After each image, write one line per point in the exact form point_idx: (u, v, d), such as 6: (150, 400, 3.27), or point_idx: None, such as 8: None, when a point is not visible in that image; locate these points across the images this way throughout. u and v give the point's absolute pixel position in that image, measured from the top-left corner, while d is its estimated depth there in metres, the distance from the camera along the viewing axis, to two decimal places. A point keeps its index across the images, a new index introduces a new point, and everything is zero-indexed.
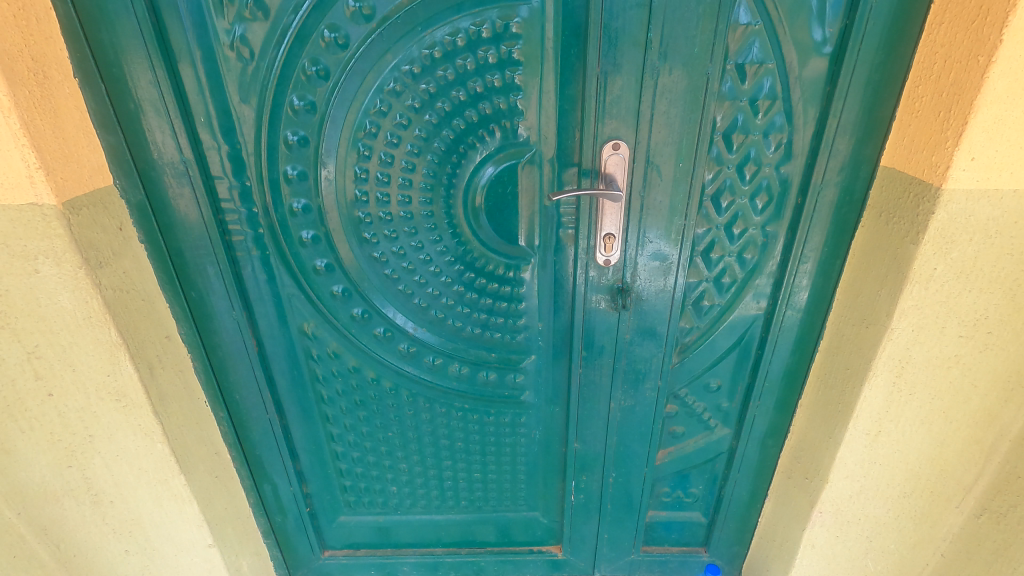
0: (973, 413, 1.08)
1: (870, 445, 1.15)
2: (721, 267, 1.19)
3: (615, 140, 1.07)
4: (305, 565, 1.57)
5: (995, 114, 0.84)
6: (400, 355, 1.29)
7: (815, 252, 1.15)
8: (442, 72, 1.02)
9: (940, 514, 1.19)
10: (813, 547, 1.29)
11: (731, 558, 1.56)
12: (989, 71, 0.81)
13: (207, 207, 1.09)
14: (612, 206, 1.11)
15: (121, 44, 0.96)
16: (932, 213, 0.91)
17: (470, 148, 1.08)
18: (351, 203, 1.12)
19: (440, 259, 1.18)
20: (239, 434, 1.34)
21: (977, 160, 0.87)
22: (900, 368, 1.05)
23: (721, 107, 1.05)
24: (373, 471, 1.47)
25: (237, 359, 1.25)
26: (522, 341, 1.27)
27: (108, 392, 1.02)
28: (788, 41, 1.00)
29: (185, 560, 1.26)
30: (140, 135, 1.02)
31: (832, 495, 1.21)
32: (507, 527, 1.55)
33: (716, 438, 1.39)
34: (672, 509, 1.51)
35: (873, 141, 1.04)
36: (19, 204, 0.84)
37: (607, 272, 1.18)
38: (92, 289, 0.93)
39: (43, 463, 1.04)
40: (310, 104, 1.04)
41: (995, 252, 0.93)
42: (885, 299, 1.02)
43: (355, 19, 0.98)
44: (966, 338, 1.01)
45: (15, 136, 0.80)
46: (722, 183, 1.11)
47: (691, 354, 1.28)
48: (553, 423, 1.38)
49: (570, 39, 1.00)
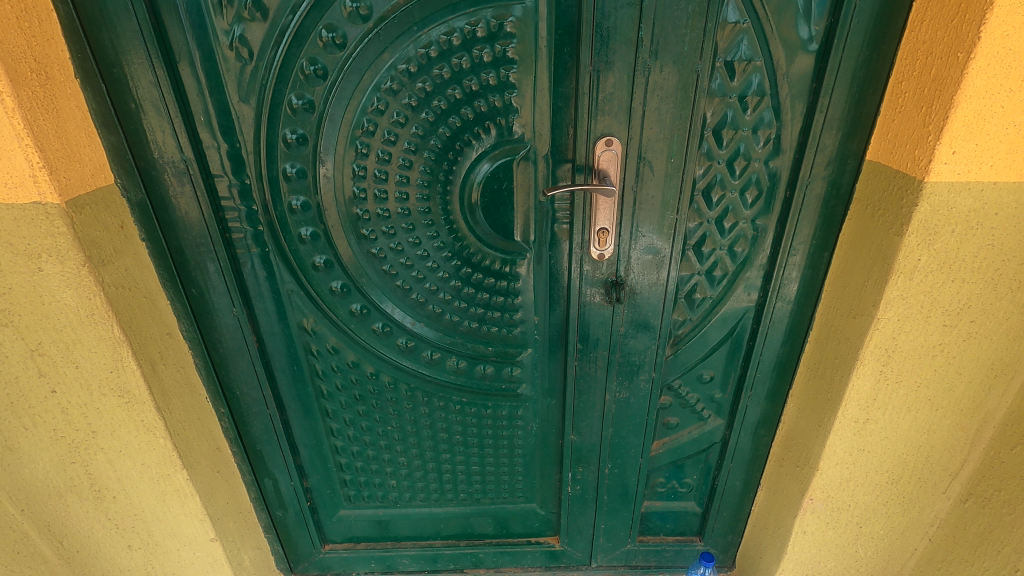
0: (959, 401, 1.11)
1: (858, 434, 1.18)
2: (712, 259, 1.22)
3: (607, 136, 1.09)
4: (306, 559, 1.59)
5: (975, 109, 0.87)
6: (399, 351, 1.31)
7: (804, 244, 1.18)
8: (438, 71, 1.04)
9: (928, 500, 1.22)
10: (805, 534, 1.31)
11: (725, 546, 1.59)
12: (968, 67, 0.84)
13: (207, 206, 1.11)
14: (606, 201, 1.14)
15: (122, 45, 0.97)
16: (915, 205, 0.93)
17: (466, 145, 1.10)
18: (350, 201, 1.14)
19: (437, 255, 1.20)
20: (240, 429, 1.36)
21: (959, 154, 0.90)
22: (888, 357, 1.08)
23: (710, 103, 1.07)
24: (373, 464, 1.49)
25: (238, 354, 1.26)
26: (519, 335, 1.29)
27: (111, 389, 1.04)
28: (776, 39, 1.02)
29: (187, 554, 1.27)
30: (140, 135, 1.04)
31: (823, 483, 1.24)
32: (506, 518, 1.57)
33: (709, 429, 1.42)
34: (667, 500, 1.53)
35: (859, 136, 1.07)
36: (23, 204, 0.86)
37: (601, 266, 1.21)
38: (95, 287, 0.94)
39: (47, 459, 1.07)
40: (308, 103, 1.05)
41: (977, 243, 0.96)
42: (871, 289, 1.05)
43: (353, 19, 1.00)
44: (951, 326, 1.04)
45: (20, 135, 0.81)
46: (712, 178, 1.14)
47: (684, 347, 1.31)
48: (550, 415, 1.40)
49: (563, 38, 1.02)
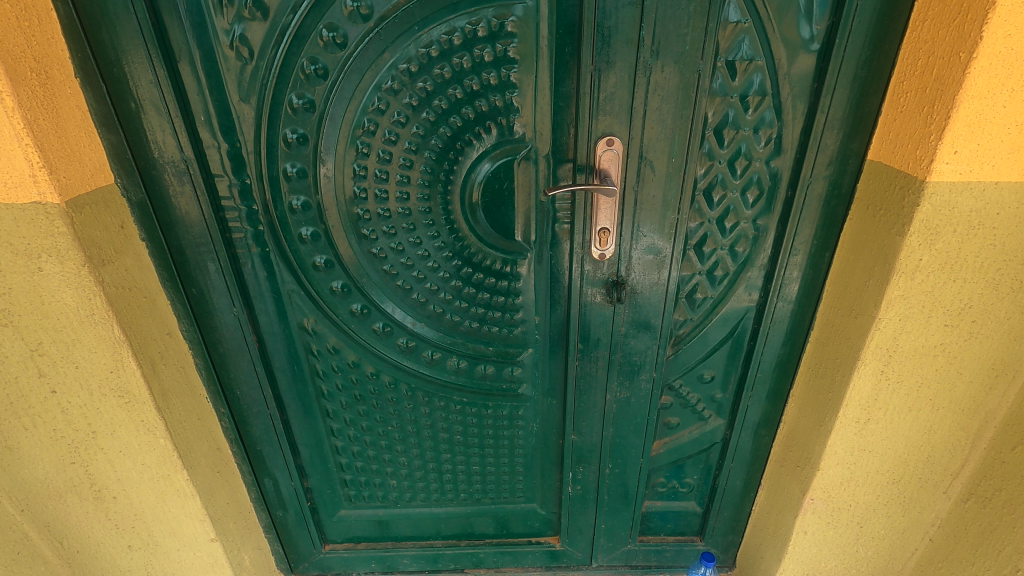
0: (960, 401, 1.11)
1: (858, 434, 1.18)
2: (713, 259, 1.22)
3: (608, 136, 1.09)
4: (306, 559, 1.59)
5: (976, 109, 0.87)
6: (400, 351, 1.31)
7: (805, 244, 1.18)
8: (439, 70, 1.04)
9: (929, 500, 1.22)
10: (805, 534, 1.31)
11: (726, 546, 1.59)
12: (970, 67, 0.84)
13: (207, 206, 1.11)
14: (607, 201, 1.14)
15: (122, 44, 0.97)
16: (917, 205, 0.93)
17: (466, 145, 1.10)
18: (350, 201, 1.14)
19: (438, 255, 1.20)
20: (240, 429, 1.36)
21: (961, 154, 0.89)
22: (889, 357, 1.08)
23: (712, 103, 1.07)
24: (373, 464, 1.48)
25: (238, 354, 1.26)
26: (519, 335, 1.29)
27: (111, 389, 1.03)
28: (777, 39, 1.02)
29: (188, 554, 1.27)
30: (140, 135, 1.04)
31: (823, 483, 1.24)
32: (506, 518, 1.57)
33: (709, 429, 1.42)
34: (667, 499, 1.53)
35: (860, 136, 1.07)
36: (23, 204, 0.85)
37: (602, 266, 1.21)
38: (95, 287, 0.94)
39: (47, 460, 1.07)
40: (308, 103, 1.05)
41: (978, 244, 0.96)
42: (872, 290, 1.05)
43: (353, 18, 1.00)
44: (952, 326, 1.04)
45: (20, 135, 0.81)
46: (713, 178, 1.14)
47: (685, 347, 1.31)
48: (551, 415, 1.40)
49: (564, 37, 1.02)
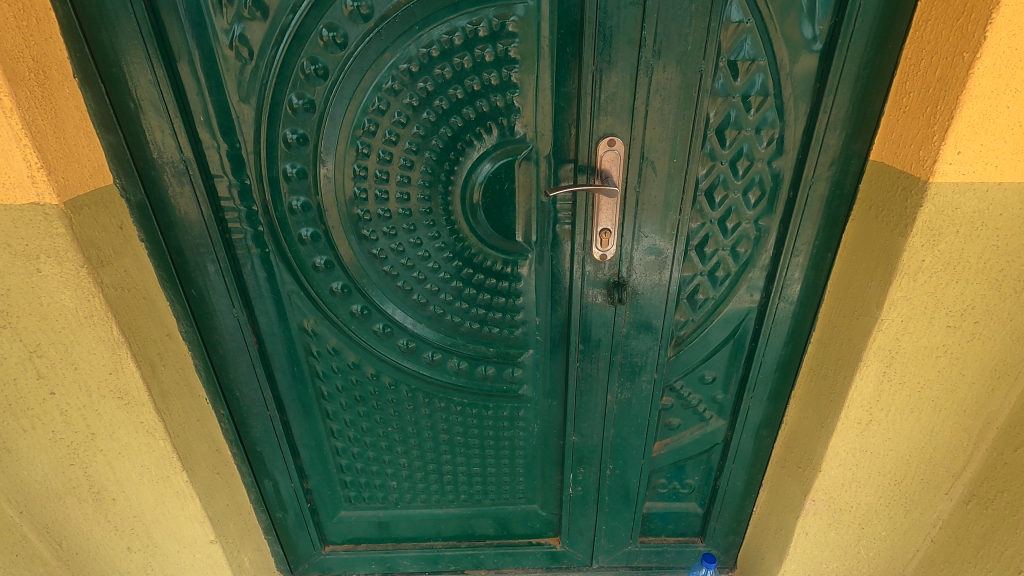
0: (962, 402, 1.11)
1: (860, 435, 1.17)
2: (715, 260, 1.21)
3: (610, 136, 1.08)
4: (306, 560, 1.59)
5: (979, 110, 0.86)
6: (400, 352, 1.30)
7: (806, 244, 1.17)
8: (440, 70, 1.04)
9: (930, 501, 1.22)
10: (806, 535, 1.31)
11: (727, 547, 1.59)
12: (973, 67, 0.83)
13: (207, 206, 1.10)
14: (608, 201, 1.13)
15: (121, 44, 0.96)
16: (920, 205, 0.93)
17: (467, 145, 1.09)
18: (350, 201, 1.13)
19: (439, 256, 1.19)
20: (240, 430, 1.36)
21: (964, 155, 0.89)
22: (891, 358, 1.07)
23: (713, 103, 1.07)
24: (373, 465, 1.48)
25: (237, 355, 1.26)
26: (520, 336, 1.29)
27: (110, 390, 1.03)
28: (779, 39, 1.01)
29: (187, 556, 1.27)
30: (139, 135, 1.03)
31: (825, 484, 1.24)
32: (507, 519, 1.57)
33: (711, 430, 1.41)
34: (668, 500, 1.53)
35: (863, 136, 1.06)
36: (21, 204, 0.85)
37: (603, 267, 1.20)
38: (94, 288, 0.93)
39: (46, 461, 1.06)
40: (308, 103, 1.05)
41: (981, 244, 0.96)
42: (874, 290, 1.04)
43: (353, 18, 0.99)
44: (954, 327, 1.04)
45: (18, 135, 0.81)
46: (715, 178, 1.13)
47: (687, 347, 1.30)
48: (552, 416, 1.40)
49: (566, 37, 1.01)
